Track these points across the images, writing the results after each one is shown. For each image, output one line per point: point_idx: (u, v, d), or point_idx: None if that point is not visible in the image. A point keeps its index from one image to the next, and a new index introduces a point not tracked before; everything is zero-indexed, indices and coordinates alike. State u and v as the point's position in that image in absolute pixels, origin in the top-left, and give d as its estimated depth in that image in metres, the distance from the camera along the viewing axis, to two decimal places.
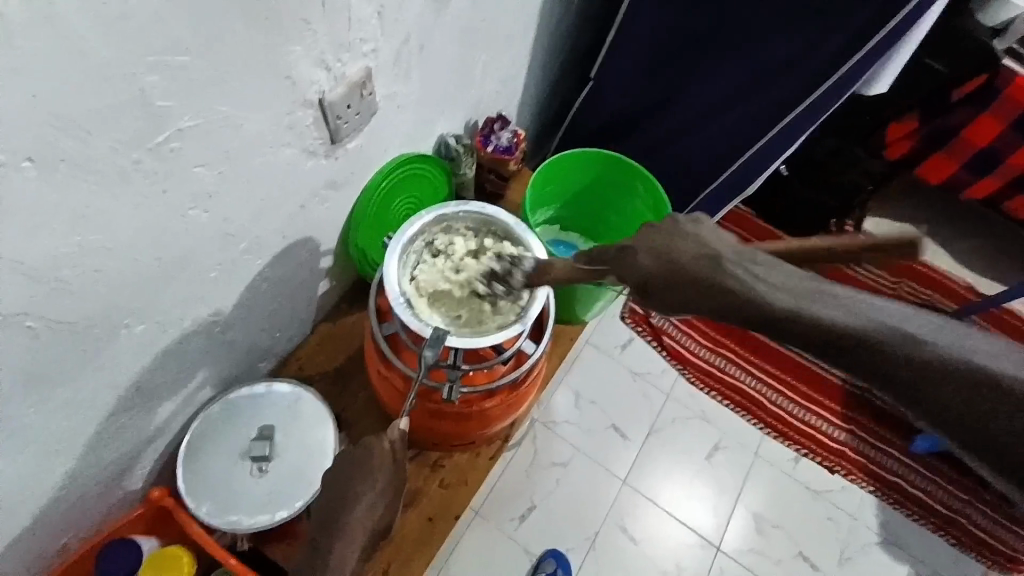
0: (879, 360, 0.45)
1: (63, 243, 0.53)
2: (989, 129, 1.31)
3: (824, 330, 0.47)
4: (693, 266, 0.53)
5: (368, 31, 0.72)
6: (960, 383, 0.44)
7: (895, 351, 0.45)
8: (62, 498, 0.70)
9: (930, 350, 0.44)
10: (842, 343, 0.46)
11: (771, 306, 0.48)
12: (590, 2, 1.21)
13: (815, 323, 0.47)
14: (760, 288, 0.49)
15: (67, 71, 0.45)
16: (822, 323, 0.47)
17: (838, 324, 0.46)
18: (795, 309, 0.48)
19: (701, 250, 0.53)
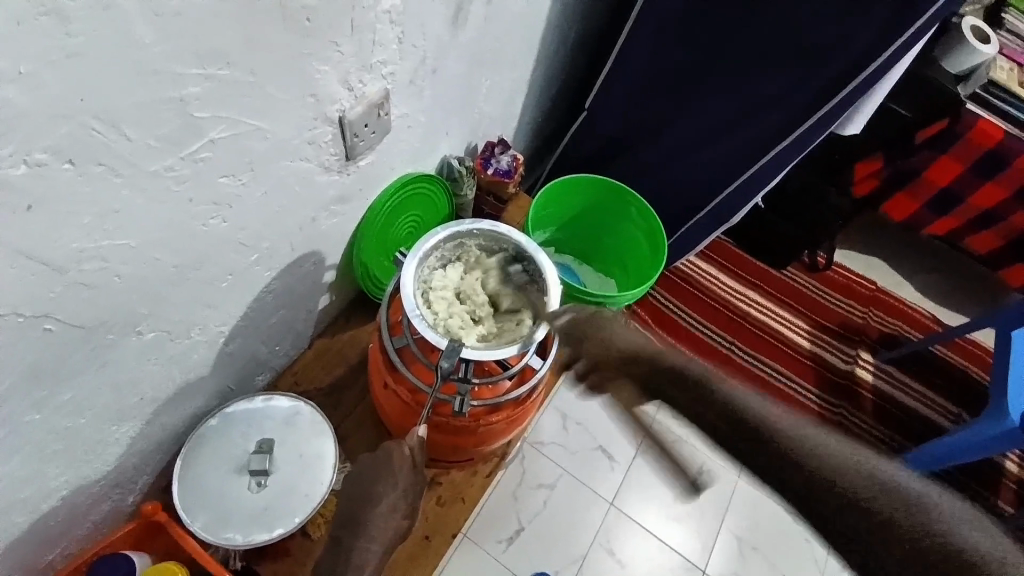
0: (797, 459, 0.47)
1: (88, 243, 0.52)
2: (950, 169, 1.42)
3: (829, 467, 0.47)
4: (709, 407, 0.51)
5: (389, 53, 0.75)
6: (815, 473, 0.47)
7: (811, 461, 0.47)
8: (51, 511, 0.68)
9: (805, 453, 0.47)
10: (867, 495, 0.45)
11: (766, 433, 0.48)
12: (585, 37, 1.28)
13: (825, 468, 0.46)
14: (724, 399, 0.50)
15: (115, 74, 0.46)
16: (836, 459, 0.47)
17: (833, 465, 0.47)
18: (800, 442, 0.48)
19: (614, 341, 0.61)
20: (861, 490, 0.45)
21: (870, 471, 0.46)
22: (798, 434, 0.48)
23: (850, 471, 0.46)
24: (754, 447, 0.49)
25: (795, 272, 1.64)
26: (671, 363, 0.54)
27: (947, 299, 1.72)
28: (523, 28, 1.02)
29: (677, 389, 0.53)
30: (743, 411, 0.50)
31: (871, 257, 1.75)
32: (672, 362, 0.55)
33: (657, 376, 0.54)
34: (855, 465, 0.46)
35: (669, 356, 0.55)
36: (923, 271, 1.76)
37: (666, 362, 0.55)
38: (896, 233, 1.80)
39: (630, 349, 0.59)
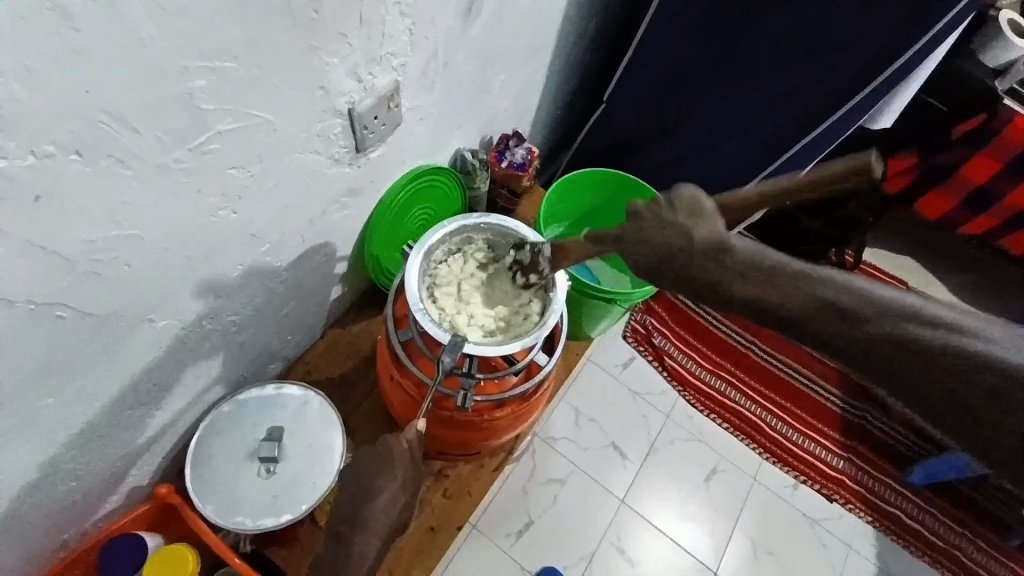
0: (814, 312, 0.41)
1: (98, 235, 0.54)
2: (988, 168, 1.34)
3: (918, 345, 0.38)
4: (760, 303, 0.42)
5: (399, 46, 0.74)
6: (835, 322, 0.40)
7: (820, 309, 0.41)
8: (67, 491, 0.70)
9: (825, 300, 0.41)
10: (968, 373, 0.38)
11: (835, 320, 0.40)
12: (604, 27, 1.25)
13: (912, 345, 0.39)
14: (737, 270, 0.43)
15: (120, 69, 0.47)
16: (931, 337, 0.38)
17: (926, 342, 0.38)
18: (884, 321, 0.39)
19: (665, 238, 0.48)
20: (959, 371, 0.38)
21: (974, 347, 0.38)
22: (814, 288, 0.41)
23: (869, 312, 0.40)
24: (770, 312, 0.43)
25: None
26: (711, 241, 0.45)
27: (982, 302, 1.65)
28: (538, 19, 1.00)
29: (718, 273, 0.44)
30: (805, 292, 0.41)
31: (901, 256, 1.68)
32: (709, 241, 0.45)
33: (687, 264, 0.46)
34: (871, 305, 0.40)
35: (701, 232, 0.46)
36: (957, 272, 1.68)
37: (702, 238, 0.45)
38: (928, 232, 1.73)
39: (654, 226, 0.49)
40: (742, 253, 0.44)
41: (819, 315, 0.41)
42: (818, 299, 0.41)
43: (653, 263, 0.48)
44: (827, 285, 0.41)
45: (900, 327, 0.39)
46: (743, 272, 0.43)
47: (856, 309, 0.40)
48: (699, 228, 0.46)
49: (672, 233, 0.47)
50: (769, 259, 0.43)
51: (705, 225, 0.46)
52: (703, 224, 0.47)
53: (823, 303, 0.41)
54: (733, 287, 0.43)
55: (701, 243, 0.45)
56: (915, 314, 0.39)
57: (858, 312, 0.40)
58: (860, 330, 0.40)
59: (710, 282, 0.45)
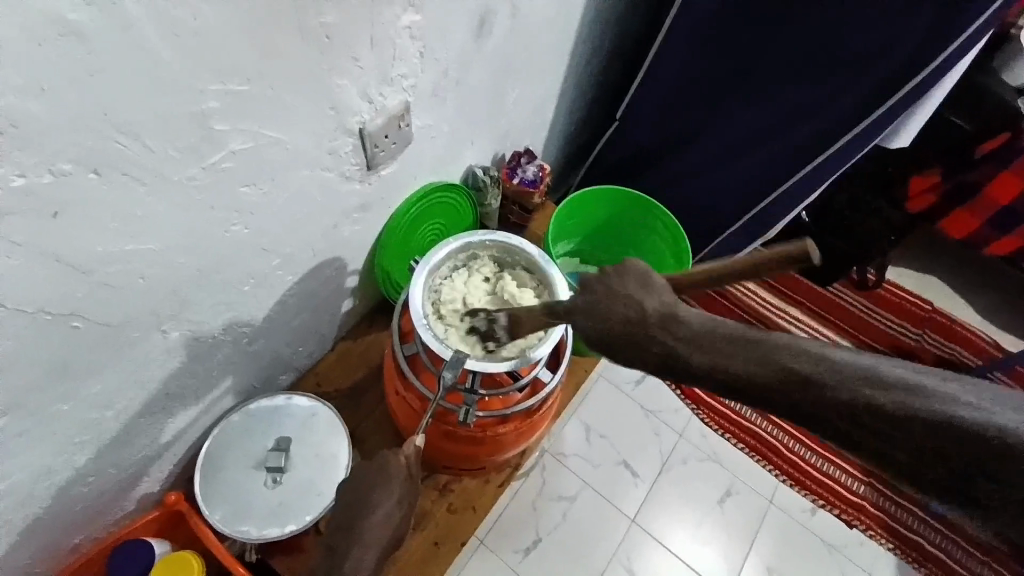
0: (801, 398, 0.42)
1: (113, 247, 0.56)
2: (1011, 186, 1.33)
3: (874, 407, 0.41)
4: (720, 373, 0.44)
5: (410, 67, 0.76)
6: (823, 404, 0.42)
7: (809, 395, 0.42)
8: (80, 494, 0.72)
9: (817, 386, 0.42)
10: (921, 425, 0.40)
11: (794, 387, 0.42)
12: (618, 46, 1.26)
13: (872, 407, 0.41)
14: (718, 362, 0.44)
15: (137, 89, 0.49)
16: (884, 397, 0.41)
17: (907, 410, 0.40)
18: (838, 382, 0.41)
19: (632, 308, 0.48)
20: (915, 426, 0.40)
21: (937, 413, 0.40)
22: (804, 373, 0.42)
23: (850, 390, 0.41)
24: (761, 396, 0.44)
25: (840, 290, 1.56)
26: (669, 312, 0.47)
27: (1012, 324, 1.59)
28: (550, 39, 1.01)
29: (672, 345, 0.46)
30: (764, 361, 0.43)
31: (926, 275, 1.64)
32: (660, 315, 0.47)
33: (643, 335, 0.47)
34: (852, 384, 0.41)
35: (652, 304, 0.47)
36: (985, 293, 1.63)
37: (653, 309, 0.47)
38: (954, 252, 1.68)
39: (603, 300, 0.50)
40: (695, 324, 0.46)
41: (775, 383, 0.43)
42: (776, 370, 0.43)
43: (611, 335, 0.49)
44: (783, 352, 0.43)
45: (853, 392, 0.41)
46: (697, 344, 0.45)
47: (819, 380, 0.42)
48: (648, 297, 0.48)
49: (625, 305, 0.48)
50: (759, 342, 0.44)
51: (656, 298, 0.48)
52: (654, 294, 0.48)
53: (783, 376, 0.43)
54: (694, 359, 0.45)
55: (653, 316, 0.47)
56: (868, 375, 0.41)
57: (817, 381, 0.42)
58: (822, 396, 0.42)
59: (665, 356, 0.46)
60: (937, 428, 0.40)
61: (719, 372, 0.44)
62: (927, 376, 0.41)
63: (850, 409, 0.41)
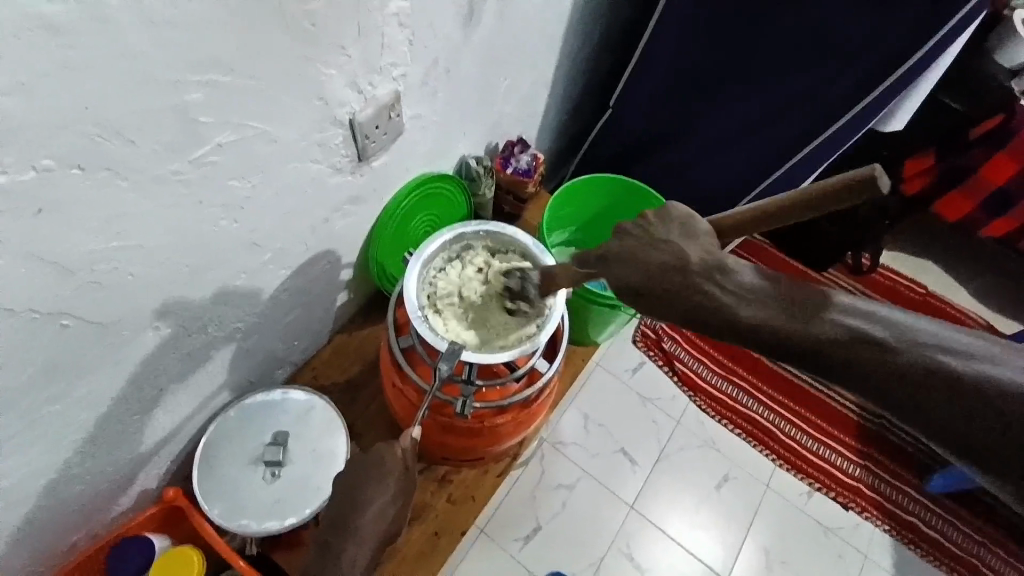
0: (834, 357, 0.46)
1: (101, 245, 0.55)
2: (1004, 170, 1.33)
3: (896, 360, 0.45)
4: (761, 323, 0.47)
5: (398, 56, 0.75)
6: (857, 358, 0.46)
7: (845, 351, 0.46)
8: (75, 493, 0.72)
9: (850, 342, 0.46)
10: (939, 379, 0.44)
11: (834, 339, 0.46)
12: (610, 32, 1.25)
13: (906, 363, 0.45)
14: (756, 314, 0.47)
15: (117, 84, 0.48)
16: (918, 355, 0.45)
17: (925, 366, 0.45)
18: (870, 338, 0.46)
19: (675, 256, 0.51)
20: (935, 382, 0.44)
21: (956, 368, 0.44)
22: (846, 335, 0.46)
23: (880, 349, 0.45)
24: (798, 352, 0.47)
25: (835, 275, 1.56)
26: (706, 262, 0.50)
27: (1006, 306, 1.60)
28: (540, 26, 1.00)
29: (717, 296, 0.48)
30: (802, 316, 0.47)
31: (920, 259, 1.65)
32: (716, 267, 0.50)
33: (693, 282, 0.49)
34: (881, 341, 0.45)
35: (693, 255, 0.51)
36: (979, 275, 1.64)
37: (696, 259, 0.50)
38: (949, 235, 1.69)
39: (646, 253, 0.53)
40: (741, 277, 0.49)
41: (812, 337, 0.46)
42: (820, 322, 0.46)
43: (643, 283, 0.52)
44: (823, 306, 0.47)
45: (885, 347, 0.45)
46: (742, 295, 0.48)
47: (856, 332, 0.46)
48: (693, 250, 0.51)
49: (667, 259, 0.51)
50: (813, 296, 0.47)
51: (694, 249, 0.51)
52: (695, 247, 0.52)
53: (822, 328, 0.46)
54: (737, 310, 0.48)
55: (701, 269, 0.50)
56: (901, 335, 0.46)
57: (846, 335, 0.46)
58: (858, 347, 0.46)
59: (706, 305, 0.49)
60: (952, 385, 0.44)
61: (755, 323, 0.47)
62: (951, 337, 0.45)
63: (879, 365, 0.45)
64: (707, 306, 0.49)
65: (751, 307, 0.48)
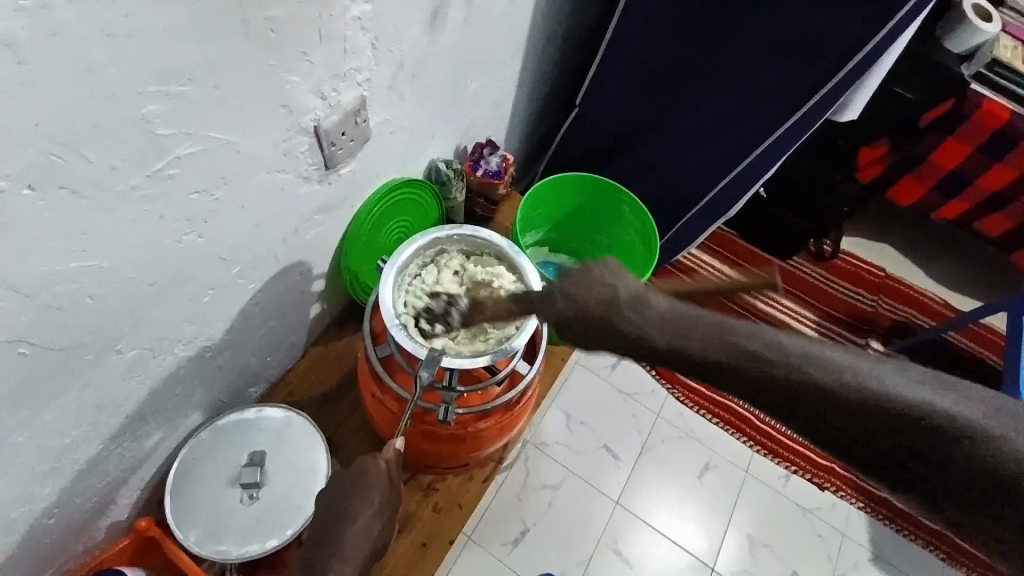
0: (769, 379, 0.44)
1: (58, 267, 0.53)
2: (958, 152, 1.39)
3: (843, 398, 0.43)
4: (678, 348, 0.47)
5: (363, 60, 0.74)
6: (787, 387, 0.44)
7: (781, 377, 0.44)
8: (42, 530, 0.68)
9: (784, 369, 0.44)
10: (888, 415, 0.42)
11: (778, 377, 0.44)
12: (573, 32, 1.26)
13: (826, 389, 0.43)
14: (688, 346, 0.47)
15: (70, 98, 0.46)
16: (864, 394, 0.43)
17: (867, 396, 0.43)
18: (795, 364, 0.44)
19: (608, 289, 0.50)
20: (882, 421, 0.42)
21: (891, 396, 0.42)
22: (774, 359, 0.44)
23: (808, 374, 0.44)
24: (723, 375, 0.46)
25: (799, 263, 1.61)
26: (630, 293, 0.49)
27: (960, 285, 1.67)
28: (505, 27, 1.00)
29: (635, 322, 0.48)
30: (719, 342, 0.46)
31: (879, 244, 1.71)
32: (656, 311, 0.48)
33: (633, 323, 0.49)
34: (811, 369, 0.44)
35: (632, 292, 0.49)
36: (933, 257, 1.71)
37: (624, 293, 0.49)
38: (904, 219, 1.75)
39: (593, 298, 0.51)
40: (659, 306, 0.49)
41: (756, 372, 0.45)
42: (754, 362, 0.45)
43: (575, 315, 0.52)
44: (757, 346, 0.45)
45: (833, 381, 0.43)
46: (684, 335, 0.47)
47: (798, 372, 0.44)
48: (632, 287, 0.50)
49: (598, 290, 0.51)
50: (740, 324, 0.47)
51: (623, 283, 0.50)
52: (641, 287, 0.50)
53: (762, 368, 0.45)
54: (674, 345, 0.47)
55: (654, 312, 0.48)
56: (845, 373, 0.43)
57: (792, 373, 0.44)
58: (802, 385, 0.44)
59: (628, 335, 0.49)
60: (895, 419, 0.42)
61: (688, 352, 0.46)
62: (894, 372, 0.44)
63: (810, 391, 0.43)
64: (639, 337, 0.48)
65: (686, 344, 0.47)
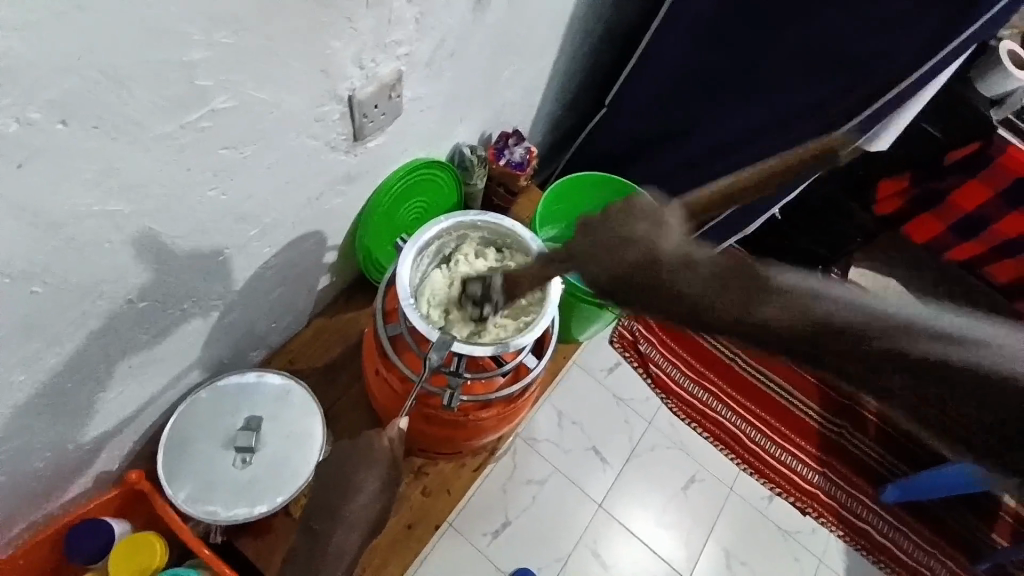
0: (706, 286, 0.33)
1: (81, 207, 0.52)
2: (977, 194, 1.35)
3: (894, 350, 0.28)
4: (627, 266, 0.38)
5: (406, 34, 0.73)
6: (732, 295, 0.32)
7: (742, 278, 0.32)
8: (31, 470, 0.68)
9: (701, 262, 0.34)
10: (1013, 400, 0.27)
11: (854, 330, 0.29)
12: (611, 29, 1.24)
13: (772, 292, 0.31)
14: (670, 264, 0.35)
15: (117, 37, 0.45)
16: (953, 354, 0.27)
17: (834, 317, 0.29)
18: (770, 282, 0.31)
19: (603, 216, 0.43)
20: (995, 403, 0.27)
21: (868, 310, 0.29)
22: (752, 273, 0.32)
23: (773, 289, 0.31)
24: (644, 282, 0.36)
25: None
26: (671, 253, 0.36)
27: None
28: (545, 16, 0.99)
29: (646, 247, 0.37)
30: (662, 264, 0.36)
31: None
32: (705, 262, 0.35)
33: (654, 273, 0.36)
34: (784, 282, 0.31)
35: (667, 244, 0.37)
36: None
37: (664, 249, 0.37)
38: None
39: (609, 236, 0.41)
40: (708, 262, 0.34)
41: (823, 317, 0.29)
42: (791, 295, 0.30)
43: (612, 279, 0.39)
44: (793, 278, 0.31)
45: (851, 315, 0.29)
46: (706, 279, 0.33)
47: (831, 309, 0.29)
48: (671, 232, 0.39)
49: (623, 239, 0.39)
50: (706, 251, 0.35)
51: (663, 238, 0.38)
52: (668, 238, 0.38)
53: (878, 334, 0.28)
54: (692, 269, 0.34)
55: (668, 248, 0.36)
56: (849, 306, 0.29)
57: (838, 309, 0.29)
58: (824, 328, 0.29)
59: (608, 242, 0.40)
60: None
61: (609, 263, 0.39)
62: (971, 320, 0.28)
63: (779, 305, 0.30)
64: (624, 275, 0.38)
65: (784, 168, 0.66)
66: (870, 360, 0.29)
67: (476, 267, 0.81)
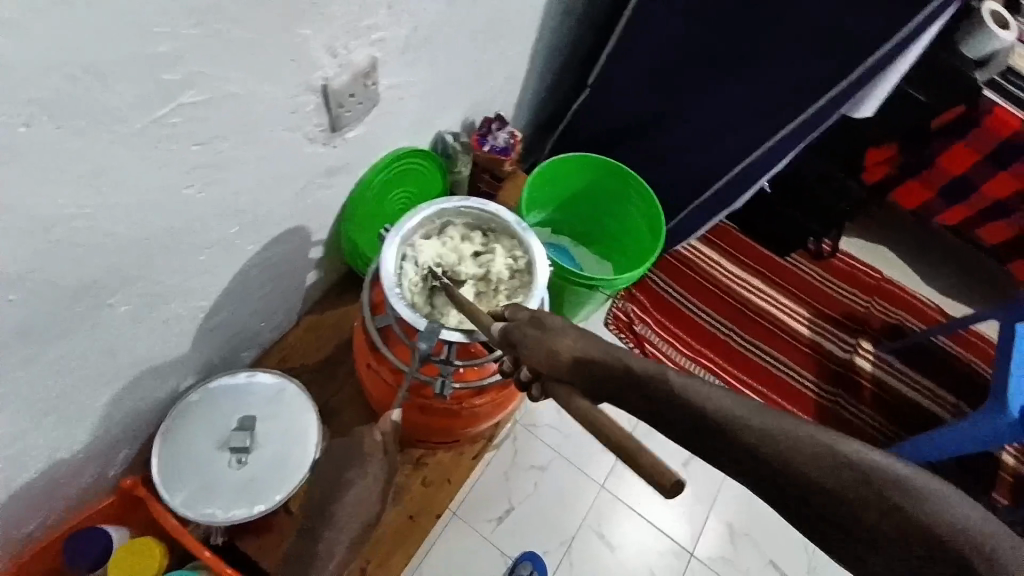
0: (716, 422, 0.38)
1: (55, 212, 0.51)
2: (965, 157, 1.38)
3: (860, 500, 0.34)
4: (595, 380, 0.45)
5: (378, 19, 0.71)
6: (726, 434, 0.38)
7: (737, 420, 0.38)
8: (26, 482, 0.67)
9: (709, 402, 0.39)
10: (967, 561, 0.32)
11: (819, 475, 0.35)
12: (590, 7, 1.22)
13: (767, 438, 0.37)
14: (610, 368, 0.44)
15: (75, 34, 0.43)
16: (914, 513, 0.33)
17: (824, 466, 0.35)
18: (765, 432, 0.37)
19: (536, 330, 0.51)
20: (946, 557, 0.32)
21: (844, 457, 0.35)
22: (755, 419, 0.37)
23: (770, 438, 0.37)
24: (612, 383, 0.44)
25: (797, 260, 1.60)
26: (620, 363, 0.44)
27: (958, 293, 1.66)
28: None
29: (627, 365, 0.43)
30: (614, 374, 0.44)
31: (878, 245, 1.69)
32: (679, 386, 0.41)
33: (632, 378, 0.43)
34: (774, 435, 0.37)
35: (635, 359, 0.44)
36: (936, 262, 1.69)
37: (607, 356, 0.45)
38: (905, 222, 1.74)
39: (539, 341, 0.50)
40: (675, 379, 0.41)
41: (801, 468, 0.35)
42: (789, 441, 0.36)
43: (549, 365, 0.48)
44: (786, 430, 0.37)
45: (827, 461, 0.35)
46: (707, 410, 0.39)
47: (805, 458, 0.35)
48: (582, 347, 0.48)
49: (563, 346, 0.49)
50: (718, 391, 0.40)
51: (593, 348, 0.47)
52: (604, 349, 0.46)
53: (861, 487, 0.34)
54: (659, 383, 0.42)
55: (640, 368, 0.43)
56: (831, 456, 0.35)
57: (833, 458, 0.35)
58: (803, 471, 0.35)
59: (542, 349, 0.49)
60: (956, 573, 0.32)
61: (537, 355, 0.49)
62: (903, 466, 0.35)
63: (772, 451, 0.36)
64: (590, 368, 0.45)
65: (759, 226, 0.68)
66: (840, 503, 0.35)
67: (460, 254, 0.80)
